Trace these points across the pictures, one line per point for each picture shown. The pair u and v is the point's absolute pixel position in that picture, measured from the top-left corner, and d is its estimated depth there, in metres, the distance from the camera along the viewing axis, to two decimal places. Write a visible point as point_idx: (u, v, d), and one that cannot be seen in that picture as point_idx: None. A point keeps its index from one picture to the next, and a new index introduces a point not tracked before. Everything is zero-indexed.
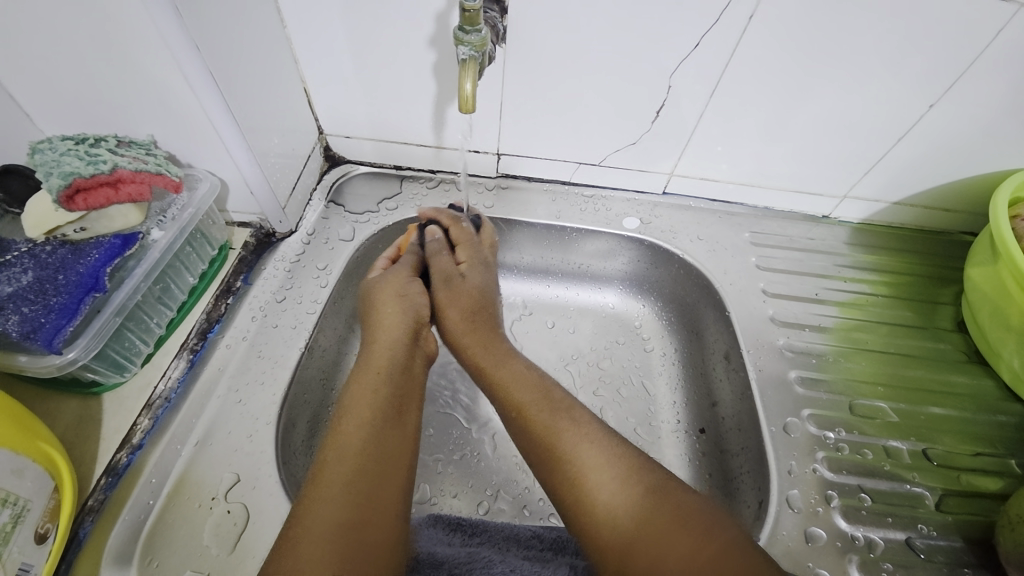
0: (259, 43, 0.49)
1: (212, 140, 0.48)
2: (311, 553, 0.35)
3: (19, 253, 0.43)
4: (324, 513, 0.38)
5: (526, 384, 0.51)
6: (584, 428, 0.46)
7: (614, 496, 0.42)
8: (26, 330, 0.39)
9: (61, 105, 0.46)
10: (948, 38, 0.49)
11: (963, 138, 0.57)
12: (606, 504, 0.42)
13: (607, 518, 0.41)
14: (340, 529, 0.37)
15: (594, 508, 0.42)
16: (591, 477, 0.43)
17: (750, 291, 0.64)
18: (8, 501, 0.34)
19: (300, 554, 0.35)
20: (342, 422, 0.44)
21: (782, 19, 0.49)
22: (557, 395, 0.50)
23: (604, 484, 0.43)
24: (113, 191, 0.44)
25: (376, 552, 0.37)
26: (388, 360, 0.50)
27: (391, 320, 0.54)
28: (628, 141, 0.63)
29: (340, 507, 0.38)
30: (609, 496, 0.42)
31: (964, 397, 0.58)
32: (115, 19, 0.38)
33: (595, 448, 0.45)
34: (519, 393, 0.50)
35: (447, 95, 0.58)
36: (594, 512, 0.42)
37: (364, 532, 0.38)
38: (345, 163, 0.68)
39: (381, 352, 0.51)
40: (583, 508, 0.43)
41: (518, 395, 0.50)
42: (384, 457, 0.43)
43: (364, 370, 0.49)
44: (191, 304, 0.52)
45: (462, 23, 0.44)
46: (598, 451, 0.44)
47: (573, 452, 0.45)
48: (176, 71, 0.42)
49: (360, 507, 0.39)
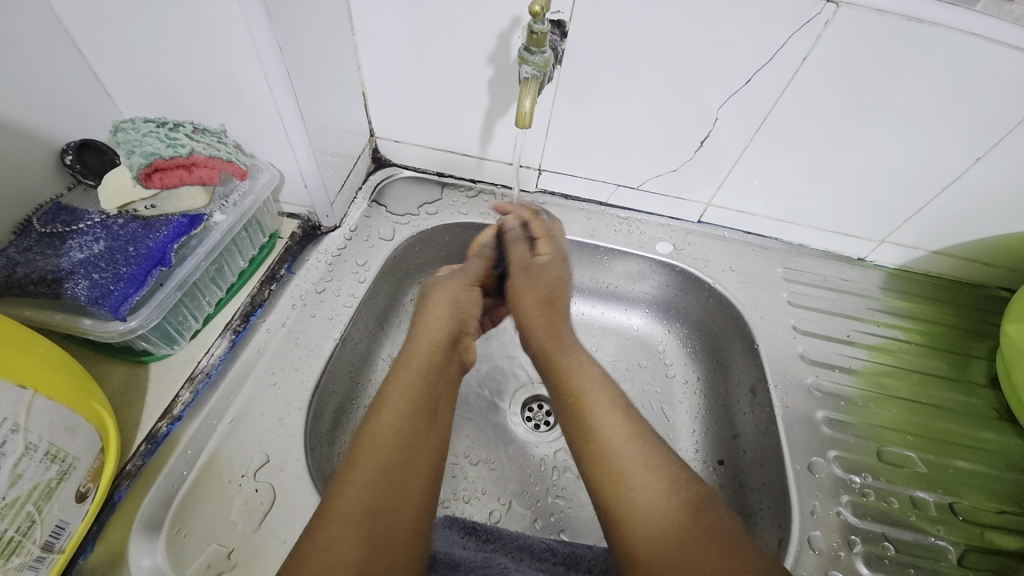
0: (330, 48, 0.52)
1: (279, 135, 0.51)
2: (337, 532, 0.36)
3: (91, 223, 0.46)
4: (356, 495, 0.39)
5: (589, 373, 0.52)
6: (636, 426, 0.47)
7: (657, 497, 0.42)
8: (94, 296, 0.42)
9: (144, 88, 0.49)
10: (1000, 95, 0.49)
11: (1010, 193, 0.57)
12: (645, 505, 0.42)
13: (641, 520, 0.42)
14: (370, 514, 0.38)
15: (633, 512, 0.42)
16: (635, 478, 0.44)
17: (780, 327, 0.64)
18: (59, 458, 0.36)
19: (327, 535, 0.36)
20: (381, 412, 0.45)
21: (834, 63, 0.50)
22: (614, 393, 0.50)
23: (646, 485, 0.43)
24: (186, 174, 0.47)
25: (397, 539, 0.38)
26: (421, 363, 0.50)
27: (433, 323, 0.55)
28: (669, 168, 0.64)
29: (370, 492, 0.39)
30: (648, 497, 0.43)
31: (993, 454, 0.57)
32: (210, 16, 0.41)
33: (644, 448, 0.45)
34: (581, 383, 0.51)
35: (498, 110, 0.60)
36: (630, 514, 0.42)
37: (387, 518, 0.39)
38: (390, 166, 0.71)
39: (424, 344, 0.52)
40: (620, 499, 0.43)
41: (578, 386, 0.51)
42: (412, 451, 0.43)
43: (401, 369, 0.49)
44: (238, 286, 0.55)
45: (529, 44, 0.46)
46: (647, 451, 0.45)
47: (624, 443, 0.46)
48: (257, 68, 0.45)
49: (385, 494, 0.40)
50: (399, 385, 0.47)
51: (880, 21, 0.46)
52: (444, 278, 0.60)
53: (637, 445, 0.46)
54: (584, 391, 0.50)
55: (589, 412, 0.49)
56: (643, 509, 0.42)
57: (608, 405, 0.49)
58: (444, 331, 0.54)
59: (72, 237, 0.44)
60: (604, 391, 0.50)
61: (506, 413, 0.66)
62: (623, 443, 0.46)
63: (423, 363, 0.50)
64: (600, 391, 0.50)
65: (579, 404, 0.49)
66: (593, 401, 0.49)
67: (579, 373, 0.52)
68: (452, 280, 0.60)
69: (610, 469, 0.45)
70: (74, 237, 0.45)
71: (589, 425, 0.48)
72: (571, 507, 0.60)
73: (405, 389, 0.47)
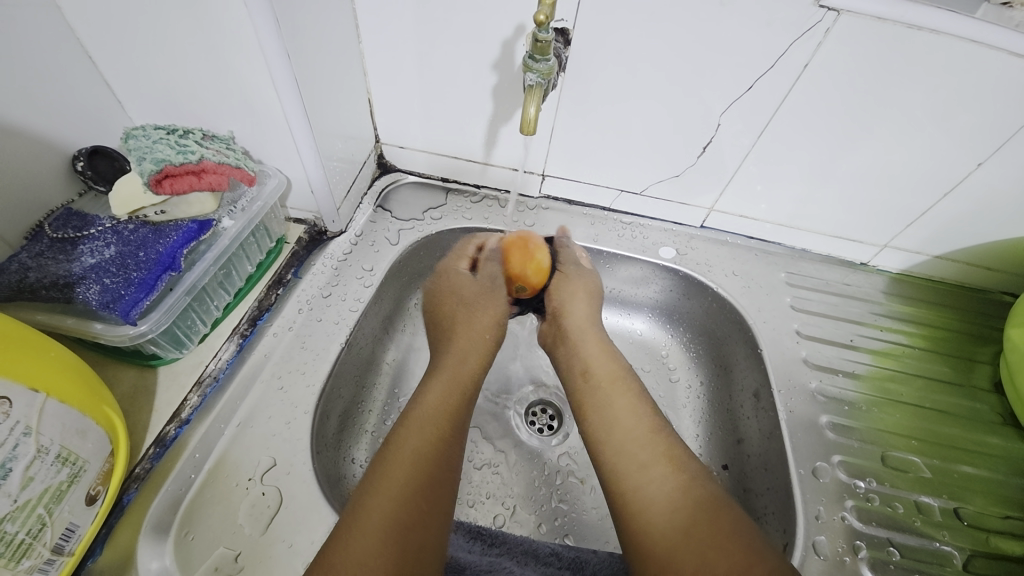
0: (336, 55, 0.53)
1: (287, 142, 0.52)
2: (365, 546, 0.37)
3: (102, 228, 0.46)
4: (384, 509, 0.39)
5: (606, 364, 0.55)
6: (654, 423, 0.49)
7: (672, 491, 0.44)
8: (105, 300, 0.42)
9: (155, 96, 0.50)
10: (1000, 102, 0.50)
11: (1012, 198, 0.57)
12: (659, 500, 0.44)
13: (652, 515, 0.43)
14: (398, 528, 0.39)
15: (648, 507, 0.44)
16: (651, 471, 0.45)
17: (783, 331, 0.64)
18: (70, 460, 0.36)
19: (356, 548, 0.37)
20: (411, 424, 0.46)
21: (836, 70, 0.51)
22: (637, 389, 0.53)
23: (663, 479, 0.45)
24: (195, 180, 0.47)
25: (421, 556, 0.39)
26: (467, 376, 0.53)
27: (478, 329, 0.58)
28: (672, 173, 0.64)
29: (398, 506, 0.40)
30: (662, 494, 0.44)
31: (998, 459, 0.57)
32: (221, 26, 0.42)
33: (664, 444, 0.47)
34: (605, 378, 0.54)
35: (502, 117, 0.61)
36: (648, 509, 0.44)
37: (414, 535, 0.39)
38: (395, 172, 0.71)
39: (462, 356, 0.55)
40: (633, 496, 0.45)
41: (605, 377, 0.54)
42: (444, 470, 0.44)
43: (446, 375, 0.52)
44: (246, 291, 0.55)
45: (533, 52, 0.46)
46: (667, 447, 0.47)
47: (642, 438, 0.48)
48: (266, 76, 0.45)
49: (416, 511, 0.40)
50: (439, 398, 0.49)
51: (880, 29, 0.47)
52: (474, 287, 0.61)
53: (655, 440, 0.48)
54: (612, 377, 0.54)
55: (607, 407, 0.51)
56: (656, 503, 0.44)
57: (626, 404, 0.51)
58: (486, 349, 0.58)
59: (83, 242, 0.45)
60: (628, 387, 0.53)
61: (510, 417, 0.66)
62: (641, 437, 0.48)
63: (467, 380, 0.53)
64: (623, 386, 0.53)
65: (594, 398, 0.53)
66: (616, 396, 0.52)
67: (601, 366, 0.55)
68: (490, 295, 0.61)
69: (632, 462, 0.47)
70: (85, 242, 0.45)
71: (605, 419, 0.50)
72: (575, 511, 0.60)
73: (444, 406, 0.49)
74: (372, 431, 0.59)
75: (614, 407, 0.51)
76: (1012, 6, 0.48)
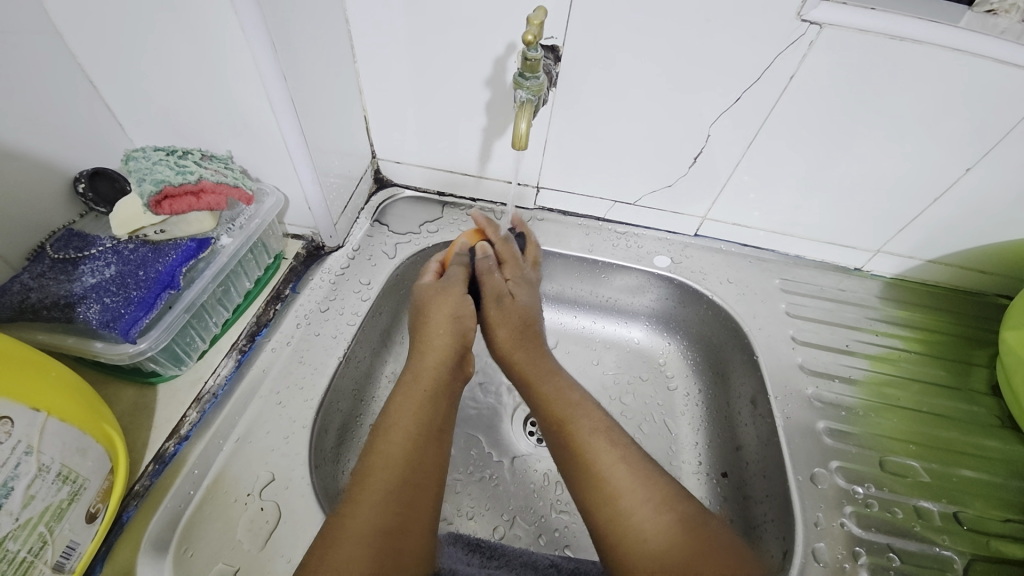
0: (333, 75, 0.54)
1: (284, 161, 0.53)
2: (348, 553, 0.37)
3: (103, 248, 0.47)
4: (365, 516, 0.40)
5: (565, 400, 0.52)
6: (624, 447, 0.48)
7: (647, 515, 0.43)
8: (105, 319, 0.43)
9: (156, 118, 0.51)
10: (983, 109, 0.51)
11: (1000, 202, 0.58)
12: (635, 525, 0.43)
13: (632, 539, 0.43)
14: (381, 535, 0.39)
15: (626, 527, 0.43)
16: (622, 502, 0.44)
17: (778, 338, 0.65)
18: (71, 478, 0.36)
19: (337, 554, 0.37)
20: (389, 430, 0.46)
21: (820, 81, 0.52)
22: (598, 416, 0.51)
23: (636, 507, 0.44)
24: (194, 200, 0.49)
25: (405, 561, 0.39)
26: (438, 380, 0.52)
27: (437, 340, 0.54)
28: (664, 183, 0.65)
29: (379, 514, 0.40)
30: (644, 518, 0.43)
31: (996, 462, 0.57)
32: (221, 51, 0.43)
33: (630, 469, 0.46)
34: (563, 410, 0.51)
35: (496, 131, 0.62)
36: (625, 529, 0.43)
37: (397, 540, 0.39)
38: (391, 186, 0.72)
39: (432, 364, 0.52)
40: (615, 517, 0.44)
41: (562, 411, 0.51)
42: (417, 474, 0.44)
43: (410, 385, 0.50)
44: (244, 307, 0.56)
45: (523, 70, 0.47)
46: (632, 472, 0.46)
47: (611, 465, 0.47)
48: (264, 98, 0.47)
49: (395, 516, 0.41)
50: (406, 404, 0.48)
51: (861, 40, 0.48)
52: (438, 288, 0.57)
53: (622, 467, 0.46)
54: (568, 417, 0.51)
55: (573, 441, 0.49)
56: (635, 528, 0.43)
57: (592, 431, 0.49)
58: (447, 346, 0.54)
59: (84, 262, 0.46)
60: (592, 413, 0.51)
61: (509, 429, 0.66)
62: (611, 464, 0.47)
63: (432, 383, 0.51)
64: (583, 416, 0.51)
65: (563, 431, 0.50)
66: (580, 425, 0.50)
67: (557, 401, 0.52)
68: (448, 291, 0.57)
69: (602, 487, 0.46)
70: (86, 263, 0.46)
71: (577, 445, 0.49)
72: (575, 522, 0.60)
73: (414, 412, 0.48)
74: (371, 444, 0.59)
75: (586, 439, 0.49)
76: (995, 14, 0.50)
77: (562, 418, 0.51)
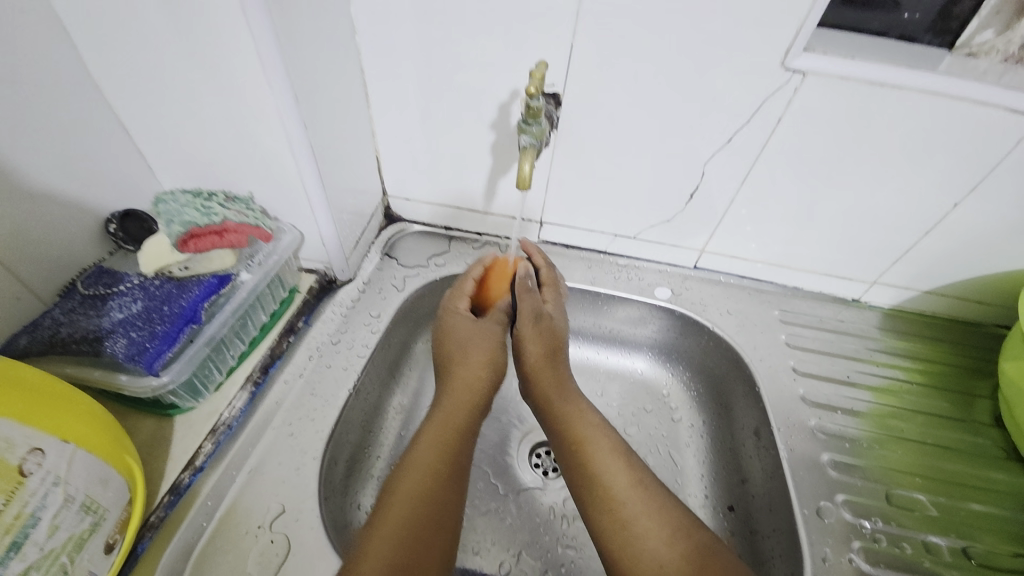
0: (349, 120, 0.58)
1: (301, 201, 0.56)
2: None
3: (130, 285, 0.50)
4: (381, 552, 0.40)
5: (589, 419, 0.54)
6: (636, 475, 0.49)
7: (660, 544, 0.44)
8: (131, 353, 0.45)
9: (183, 162, 0.55)
10: (965, 148, 0.53)
11: (990, 235, 0.60)
12: (648, 553, 0.44)
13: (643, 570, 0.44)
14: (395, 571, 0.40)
15: (638, 557, 0.44)
16: (641, 525, 0.46)
17: (780, 369, 0.65)
18: (93, 509, 0.37)
19: None
20: (411, 463, 0.47)
21: (808, 124, 0.55)
22: (616, 441, 0.53)
23: (650, 533, 0.45)
24: (217, 238, 0.52)
25: None
26: (462, 418, 0.53)
27: (466, 376, 0.57)
28: (662, 219, 0.68)
29: (395, 549, 0.41)
30: (655, 548, 0.44)
31: (1004, 495, 0.56)
32: (248, 103, 0.47)
33: (644, 496, 0.48)
34: (584, 430, 0.53)
35: (501, 171, 0.66)
36: (638, 560, 0.44)
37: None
38: (401, 222, 0.75)
39: (453, 402, 0.54)
40: (629, 547, 0.45)
41: (581, 431, 0.53)
42: (440, 511, 0.45)
43: (433, 420, 0.52)
44: (260, 339, 0.58)
45: (527, 117, 0.51)
46: (648, 499, 0.47)
47: (626, 493, 0.48)
48: (286, 144, 0.50)
49: (411, 551, 0.41)
50: (431, 439, 0.50)
51: (845, 87, 0.51)
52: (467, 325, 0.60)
53: (639, 493, 0.48)
54: (586, 438, 0.53)
55: (589, 463, 0.51)
56: (646, 559, 0.44)
57: (611, 454, 0.51)
58: (479, 389, 0.57)
59: (112, 298, 0.48)
60: (608, 439, 0.53)
61: (514, 460, 0.66)
62: (625, 491, 0.48)
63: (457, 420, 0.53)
64: (602, 439, 0.52)
65: (582, 450, 0.52)
66: (597, 448, 0.52)
67: (578, 422, 0.54)
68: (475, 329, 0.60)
69: (614, 518, 0.47)
70: (114, 298, 0.48)
71: (592, 472, 0.50)
72: (582, 557, 0.60)
73: (433, 447, 0.49)
74: (379, 476, 0.60)
75: (603, 463, 0.50)
76: (976, 57, 0.54)
77: (582, 438, 0.53)
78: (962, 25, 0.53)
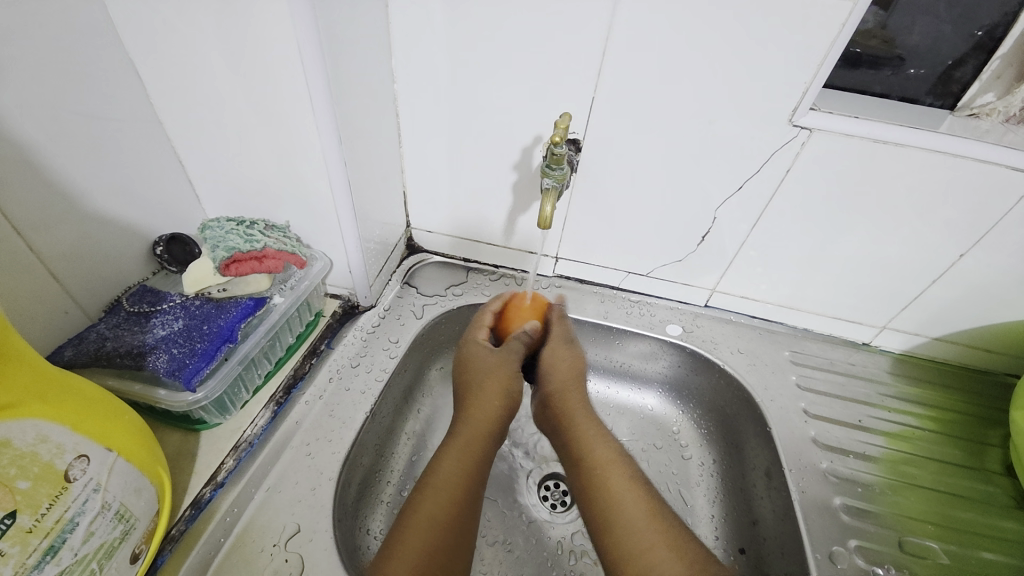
0: (382, 158, 0.62)
1: (334, 231, 0.60)
2: None
3: (172, 303, 0.53)
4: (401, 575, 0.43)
5: (607, 447, 0.56)
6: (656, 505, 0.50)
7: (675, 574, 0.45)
8: (172, 369, 0.47)
9: (228, 192, 0.59)
10: (968, 202, 0.55)
11: (997, 286, 0.61)
12: None
13: None
14: None
15: None
16: (657, 555, 0.46)
17: (790, 410, 0.66)
18: (125, 518, 0.39)
19: None
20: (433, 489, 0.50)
21: (814, 175, 0.58)
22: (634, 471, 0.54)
23: (667, 562, 0.46)
24: (257, 263, 0.55)
25: None
26: (480, 445, 0.55)
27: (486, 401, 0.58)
28: (674, 258, 0.70)
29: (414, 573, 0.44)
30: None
31: (1015, 546, 0.56)
32: (295, 142, 0.51)
33: (663, 527, 0.48)
34: (601, 458, 0.55)
35: (520, 208, 0.69)
36: None
37: None
38: (421, 252, 0.79)
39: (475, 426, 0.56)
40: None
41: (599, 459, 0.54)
42: (455, 535, 0.48)
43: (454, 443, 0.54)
44: (285, 360, 0.61)
45: (550, 163, 0.54)
46: (667, 531, 0.48)
47: (644, 523, 0.49)
48: (325, 180, 0.54)
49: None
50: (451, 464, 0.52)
51: (848, 143, 0.54)
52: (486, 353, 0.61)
53: (656, 523, 0.49)
54: (604, 468, 0.54)
55: (608, 489, 0.52)
56: None
57: (629, 484, 0.52)
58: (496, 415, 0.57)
59: (156, 316, 0.51)
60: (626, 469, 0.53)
61: (523, 492, 0.67)
62: (643, 522, 0.49)
63: (477, 445, 0.55)
64: (620, 467, 0.53)
65: (599, 478, 0.53)
66: (614, 477, 0.53)
67: (596, 448, 0.55)
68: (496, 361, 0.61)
69: (631, 547, 0.48)
70: (157, 316, 0.52)
71: (610, 500, 0.51)
72: None
73: (454, 470, 0.51)
74: (389, 501, 0.61)
75: (622, 492, 0.51)
76: (977, 117, 0.57)
77: (600, 466, 0.54)
78: (963, 89, 0.57)
